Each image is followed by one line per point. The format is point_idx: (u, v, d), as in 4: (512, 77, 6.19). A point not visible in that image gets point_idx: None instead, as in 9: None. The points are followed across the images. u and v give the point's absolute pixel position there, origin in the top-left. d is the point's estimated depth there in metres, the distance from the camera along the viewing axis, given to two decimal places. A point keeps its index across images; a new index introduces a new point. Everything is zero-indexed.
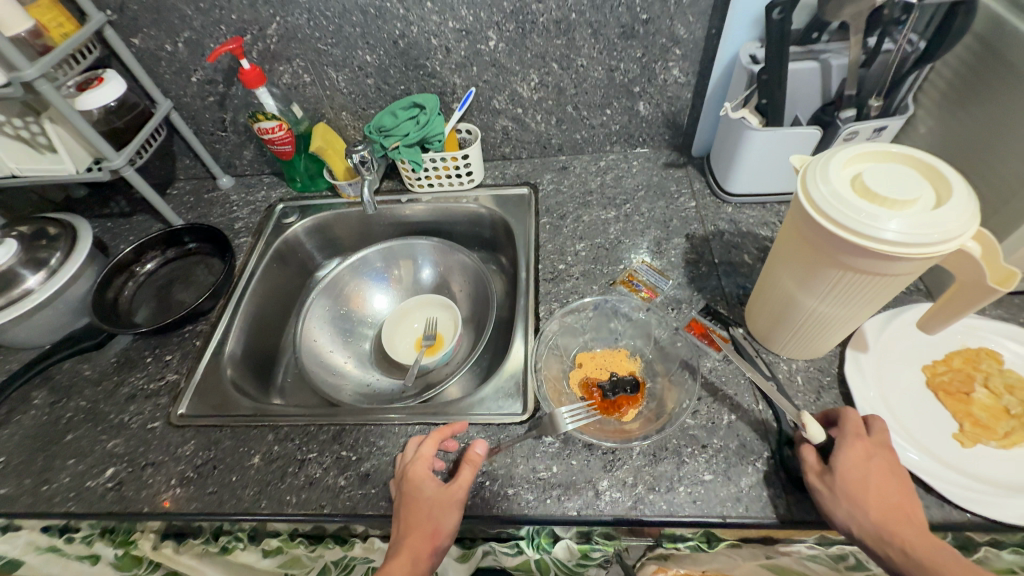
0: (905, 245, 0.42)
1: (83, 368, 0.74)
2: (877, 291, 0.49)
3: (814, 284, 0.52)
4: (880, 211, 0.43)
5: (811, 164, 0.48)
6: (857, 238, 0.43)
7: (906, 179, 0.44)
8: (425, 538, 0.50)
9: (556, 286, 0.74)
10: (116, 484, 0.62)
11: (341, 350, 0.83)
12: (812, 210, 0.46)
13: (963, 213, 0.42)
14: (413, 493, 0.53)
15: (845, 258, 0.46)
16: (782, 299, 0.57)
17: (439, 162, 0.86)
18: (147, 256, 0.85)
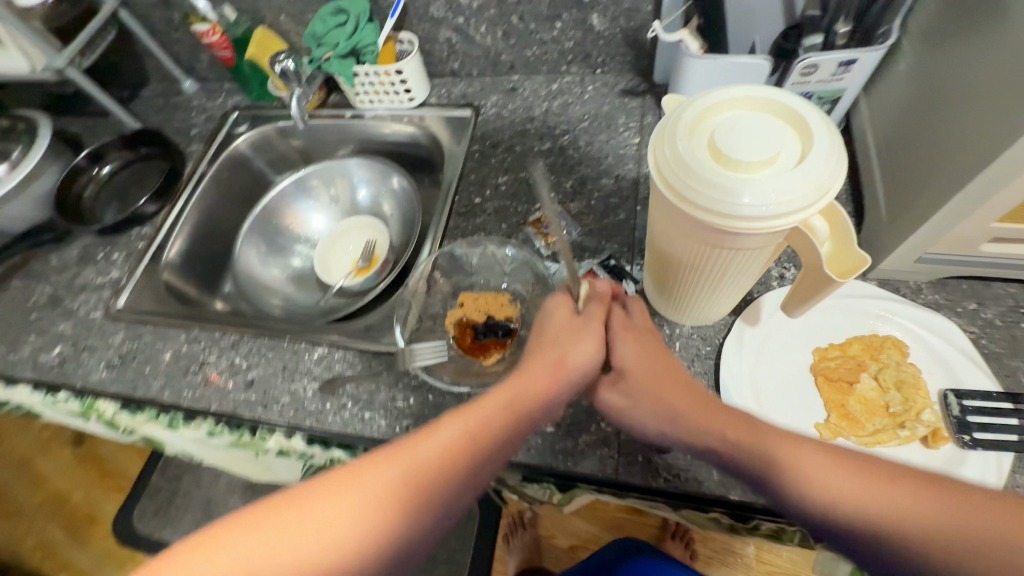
0: (754, 219, 0.36)
1: (50, 258, 0.83)
2: (736, 265, 0.44)
3: (675, 255, 0.47)
4: (732, 180, 0.36)
5: (664, 121, 0.40)
6: (711, 215, 0.37)
7: (764, 134, 0.37)
8: (551, 365, 0.47)
9: (466, 221, 0.72)
10: (60, 361, 0.72)
11: (278, 265, 0.87)
12: (662, 182, 0.39)
13: (824, 178, 0.35)
14: (549, 337, 0.50)
15: (696, 231, 0.40)
16: (652, 267, 0.53)
17: (374, 76, 0.81)
18: (108, 158, 0.89)
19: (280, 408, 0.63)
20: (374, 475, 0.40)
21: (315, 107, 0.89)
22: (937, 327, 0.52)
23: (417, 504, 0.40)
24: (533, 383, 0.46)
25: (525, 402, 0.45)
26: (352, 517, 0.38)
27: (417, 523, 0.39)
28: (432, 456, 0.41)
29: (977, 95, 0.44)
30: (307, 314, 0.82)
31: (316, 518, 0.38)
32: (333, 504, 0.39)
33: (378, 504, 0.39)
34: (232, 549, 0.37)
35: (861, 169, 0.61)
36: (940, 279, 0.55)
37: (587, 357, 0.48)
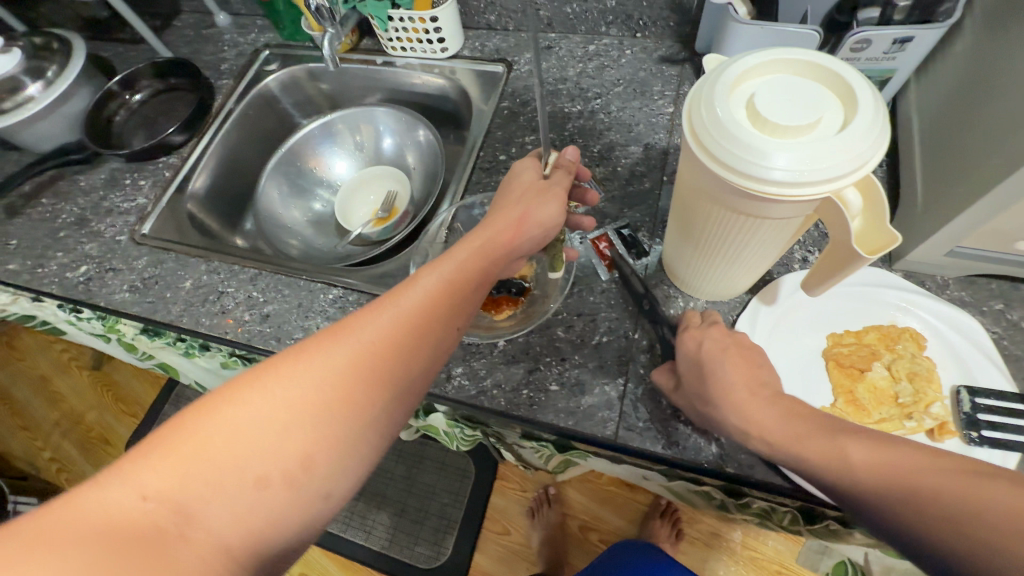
0: (788, 187, 0.35)
1: (79, 180, 0.85)
2: (759, 236, 0.43)
3: (698, 219, 0.46)
4: (767, 142, 0.35)
5: (704, 79, 0.39)
6: (741, 178, 0.36)
7: (805, 97, 0.36)
8: (514, 220, 0.49)
9: (489, 177, 0.71)
10: (85, 279, 0.74)
11: (298, 207, 0.87)
12: (695, 141, 0.38)
13: (864, 148, 0.34)
14: (513, 195, 0.51)
15: (723, 194, 0.40)
16: (675, 233, 0.52)
17: (408, 22, 0.79)
18: (138, 88, 0.91)
19: (292, 343, 0.64)
20: (363, 325, 0.41)
21: (346, 51, 0.88)
22: (957, 323, 0.51)
23: (410, 343, 0.41)
24: (500, 239, 0.48)
25: (491, 254, 0.47)
26: (353, 360, 0.39)
27: (414, 362, 0.41)
28: (415, 301, 0.43)
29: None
30: (324, 258, 0.83)
31: (319, 364, 0.39)
32: (330, 351, 0.39)
33: (374, 348, 0.40)
34: (232, 402, 0.36)
35: (902, 156, 0.59)
36: (969, 276, 0.54)
37: (551, 210, 0.50)
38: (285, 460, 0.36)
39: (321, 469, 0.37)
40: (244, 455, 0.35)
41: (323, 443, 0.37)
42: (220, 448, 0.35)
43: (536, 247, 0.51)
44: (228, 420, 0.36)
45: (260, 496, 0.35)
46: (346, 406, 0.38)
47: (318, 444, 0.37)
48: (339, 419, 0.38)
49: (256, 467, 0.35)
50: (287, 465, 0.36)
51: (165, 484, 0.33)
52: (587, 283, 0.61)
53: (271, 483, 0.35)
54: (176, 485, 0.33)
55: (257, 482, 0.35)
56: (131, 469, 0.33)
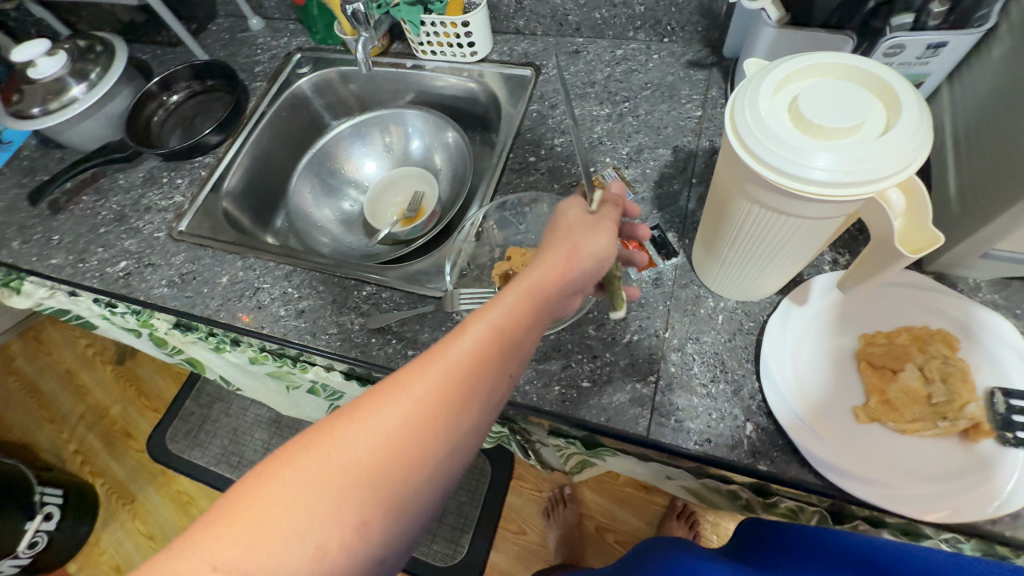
0: (831, 187, 0.36)
1: (118, 178, 0.87)
2: (797, 233, 0.44)
3: (734, 217, 0.47)
4: (808, 143, 0.36)
5: (743, 83, 0.40)
6: (782, 178, 0.36)
7: (847, 101, 0.37)
8: (566, 257, 0.45)
9: (519, 178, 0.73)
10: (125, 274, 0.77)
11: (327, 206, 0.89)
12: (736, 143, 0.39)
13: (909, 149, 0.35)
14: (561, 231, 0.47)
15: (763, 195, 0.40)
16: (710, 232, 0.53)
17: (440, 27, 0.81)
18: (175, 89, 0.93)
19: (328, 338, 0.66)
20: (417, 379, 0.38)
21: (377, 54, 0.90)
22: (991, 325, 0.51)
23: (459, 399, 0.39)
24: (552, 277, 0.43)
25: (546, 293, 0.43)
26: (404, 421, 0.37)
27: (463, 418, 0.39)
28: (469, 357, 0.39)
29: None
30: (354, 256, 0.85)
31: (367, 427, 0.37)
32: (381, 412, 0.37)
33: (428, 404, 0.38)
34: (290, 470, 0.35)
35: (935, 161, 0.59)
36: (1002, 279, 0.54)
37: (602, 244, 0.46)
38: (342, 528, 0.34)
39: (375, 536, 0.36)
40: (304, 525, 0.34)
41: (377, 507, 0.36)
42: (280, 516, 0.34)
43: (589, 281, 0.47)
44: (287, 488, 0.34)
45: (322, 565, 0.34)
46: (398, 469, 0.36)
47: (373, 510, 0.35)
48: (396, 483, 0.36)
49: (317, 536, 0.34)
50: (345, 534, 0.35)
51: (233, 556, 0.32)
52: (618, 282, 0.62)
53: (332, 552, 0.34)
54: (245, 558, 0.32)
55: (318, 552, 0.34)
56: (202, 540, 0.33)
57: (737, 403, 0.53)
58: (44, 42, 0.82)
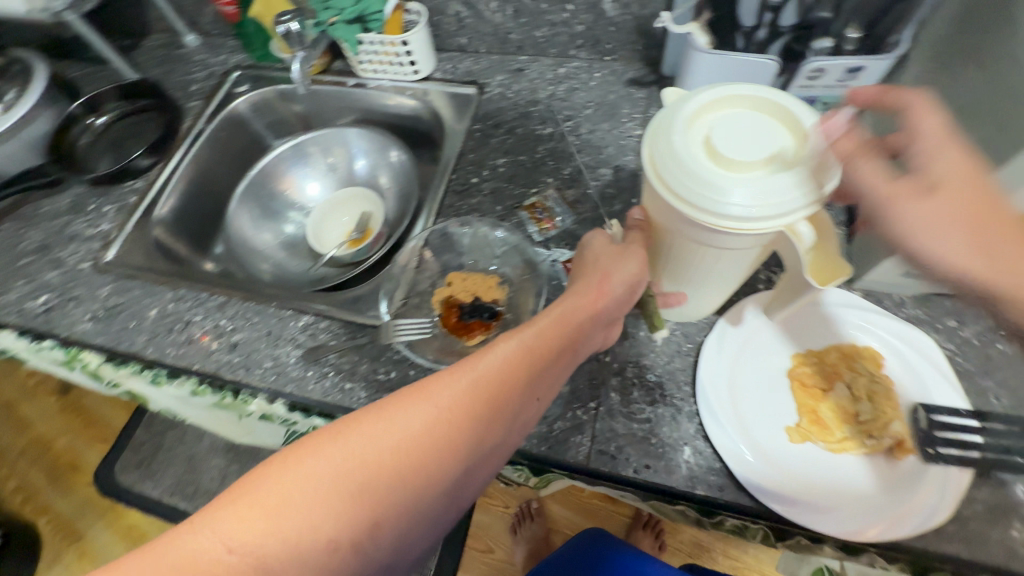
0: (747, 222, 0.36)
1: (40, 206, 0.82)
2: (724, 262, 0.44)
3: (663, 246, 0.47)
4: (723, 178, 0.36)
5: (658, 118, 0.40)
6: (701, 214, 0.37)
7: (757, 135, 0.38)
8: (597, 285, 0.45)
9: (461, 200, 0.71)
10: (45, 309, 0.72)
11: (269, 230, 0.86)
12: (656, 178, 0.39)
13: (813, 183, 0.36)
14: (594, 265, 0.48)
15: (685, 228, 0.40)
16: (646, 258, 0.53)
17: (379, 46, 0.79)
18: (103, 110, 0.89)
19: (262, 372, 0.63)
20: (444, 388, 0.37)
21: (317, 73, 0.88)
22: (912, 339, 0.52)
23: (485, 415, 0.37)
24: (584, 305, 0.44)
25: (575, 321, 0.43)
26: (428, 426, 0.36)
27: (487, 431, 0.37)
28: (499, 370, 0.39)
29: (993, 102, 0.43)
30: (297, 281, 0.82)
31: (391, 429, 0.35)
32: (406, 415, 0.36)
33: (452, 415, 0.36)
34: (310, 460, 0.34)
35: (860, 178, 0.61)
36: (925, 294, 0.56)
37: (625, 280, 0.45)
38: (353, 527, 0.33)
39: (384, 539, 0.34)
40: (316, 520, 0.32)
41: (390, 510, 0.34)
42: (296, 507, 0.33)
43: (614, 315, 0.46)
44: (307, 477, 0.33)
45: (329, 563, 0.33)
46: (417, 475, 0.35)
47: (386, 512, 0.34)
48: (415, 493, 0.35)
49: (325, 536, 0.33)
50: (355, 534, 0.33)
51: (248, 537, 0.31)
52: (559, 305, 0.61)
53: (342, 548, 0.33)
54: (257, 539, 0.32)
55: (328, 546, 0.33)
56: (217, 517, 0.32)
57: (676, 427, 0.53)
58: None
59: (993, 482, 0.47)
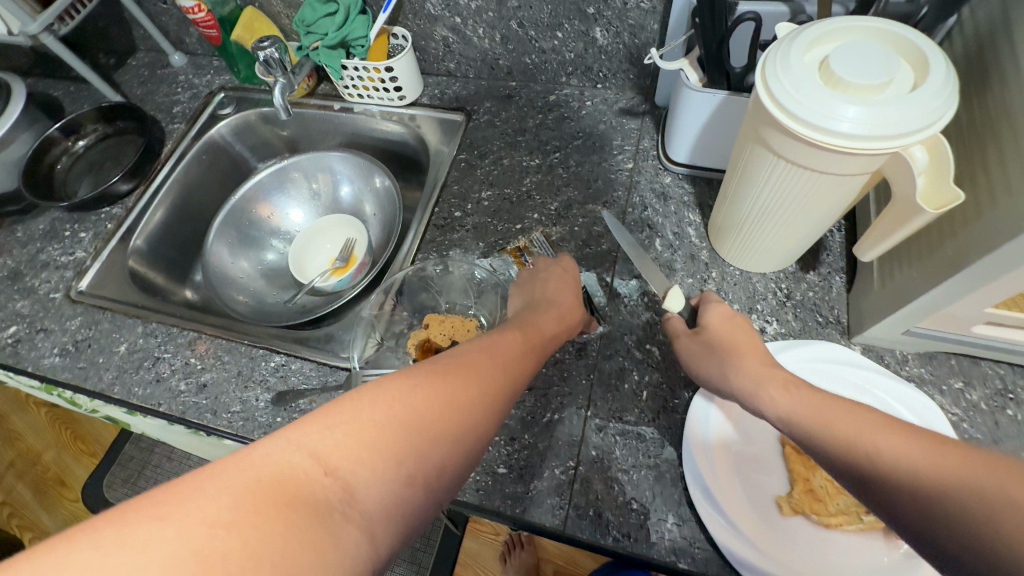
0: (855, 137, 0.36)
1: (16, 231, 0.80)
2: (820, 194, 0.44)
3: (755, 174, 0.47)
4: (836, 96, 0.36)
5: (772, 48, 0.40)
6: (809, 131, 0.37)
7: (878, 58, 0.37)
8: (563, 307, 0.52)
9: (443, 235, 0.68)
10: (13, 341, 0.70)
11: (248, 258, 0.84)
12: (767, 101, 0.39)
13: (935, 105, 0.35)
14: (545, 291, 0.54)
15: (782, 142, 0.41)
16: (728, 197, 0.53)
17: (363, 72, 0.76)
18: (83, 133, 0.87)
19: (230, 417, 0.60)
20: (477, 356, 0.38)
21: (302, 96, 0.86)
22: (915, 403, 0.49)
23: (512, 384, 0.38)
24: (552, 321, 0.49)
25: (549, 329, 0.48)
26: (481, 385, 0.36)
27: (515, 389, 0.39)
28: (517, 349, 0.41)
29: (976, 167, 0.41)
30: (276, 313, 0.79)
31: (447, 372, 0.34)
32: (459, 372, 0.35)
33: (488, 377, 0.36)
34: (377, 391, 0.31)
35: (860, 223, 0.58)
36: (928, 351, 0.52)
37: (571, 305, 0.53)
38: (425, 457, 0.30)
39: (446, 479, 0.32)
40: (393, 442, 0.29)
41: (453, 452, 0.32)
42: (375, 423, 0.29)
43: (716, 350, 0.46)
44: (381, 403, 0.30)
45: (407, 493, 0.29)
46: (470, 423, 0.33)
47: (454, 455, 0.32)
48: (469, 433, 0.33)
49: (403, 454, 0.29)
50: (427, 464, 0.30)
51: (336, 453, 0.28)
52: None
53: (416, 482, 0.30)
54: (345, 453, 0.28)
55: (400, 480, 0.29)
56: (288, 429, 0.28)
57: (659, 492, 0.50)
58: None
59: None
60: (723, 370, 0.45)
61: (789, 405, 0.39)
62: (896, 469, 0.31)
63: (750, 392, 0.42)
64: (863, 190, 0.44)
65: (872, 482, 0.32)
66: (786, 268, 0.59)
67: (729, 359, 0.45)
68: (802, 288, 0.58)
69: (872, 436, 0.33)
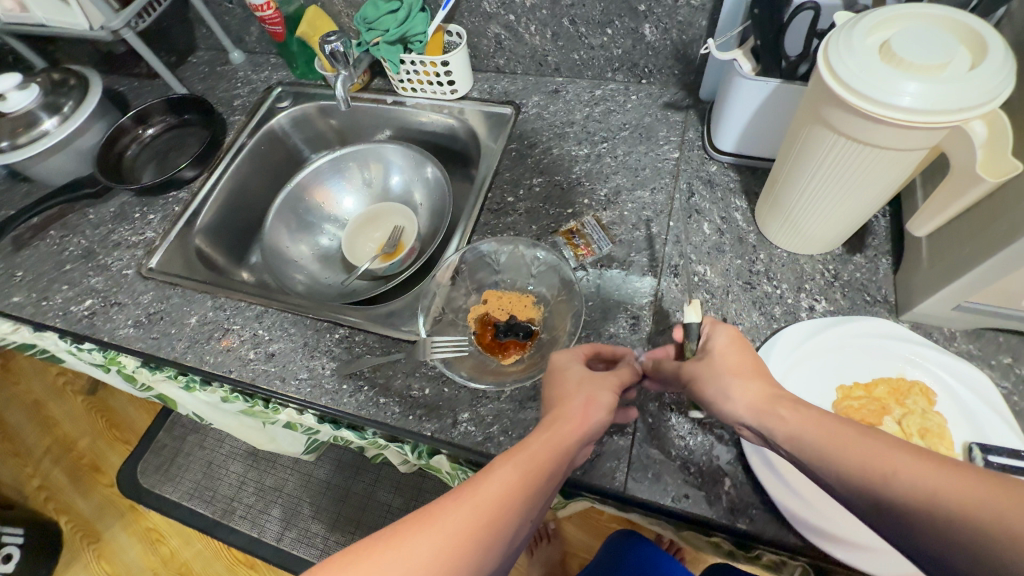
0: (916, 112, 0.39)
1: (88, 213, 0.85)
2: (876, 170, 0.47)
3: (812, 152, 0.49)
4: (899, 74, 0.39)
5: (835, 32, 0.43)
6: (871, 107, 0.40)
7: (939, 40, 0.40)
8: (578, 406, 0.46)
9: (497, 218, 0.72)
10: (89, 313, 0.74)
11: (303, 242, 0.88)
12: (830, 81, 0.42)
13: (993, 83, 0.38)
14: (559, 393, 0.48)
15: (844, 120, 0.44)
16: (782, 177, 0.56)
17: (420, 65, 0.81)
18: (151, 122, 0.93)
19: (297, 383, 0.63)
20: (447, 514, 0.39)
21: (357, 90, 0.90)
22: (967, 376, 0.51)
23: (486, 538, 0.38)
24: (566, 430, 0.44)
25: (566, 443, 0.43)
26: (445, 547, 0.37)
27: (496, 543, 0.38)
28: (498, 494, 0.40)
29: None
30: (330, 294, 0.83)
31: (406, 550, 0.37)
32: (422, 538, 0.38)
33: (451, 546, 0.37)
34: (399, 541, 0.38)
35: (906, 207, 0.60)
36: (976, 328, 0.54)
37: (582, 401, 0.46)
38: None
39: None
40: None
41: None
42: None
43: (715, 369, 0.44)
44: None
45: None
46: None
47: None
48: None
49: None
50: None
51: None
52: (594, 327, 0.61)
53: None
54: None
55: None
56: None
57: (716, 456, 0.52)
58: (15, 75, 0.80)
59: None
60: (724, 390, 0.42)
61: (798, 422, 0.38)
62: (916, 494, 0.32)
63: (757, 412, 0.40)
64: (917, 167, 0.47)
65: (891, 510, 0.33)
66: (832, 251, 0.61)
67: (729, 375, 0.43)
68: (849, 269, 0.60)
69: (880, 459, 0.34)
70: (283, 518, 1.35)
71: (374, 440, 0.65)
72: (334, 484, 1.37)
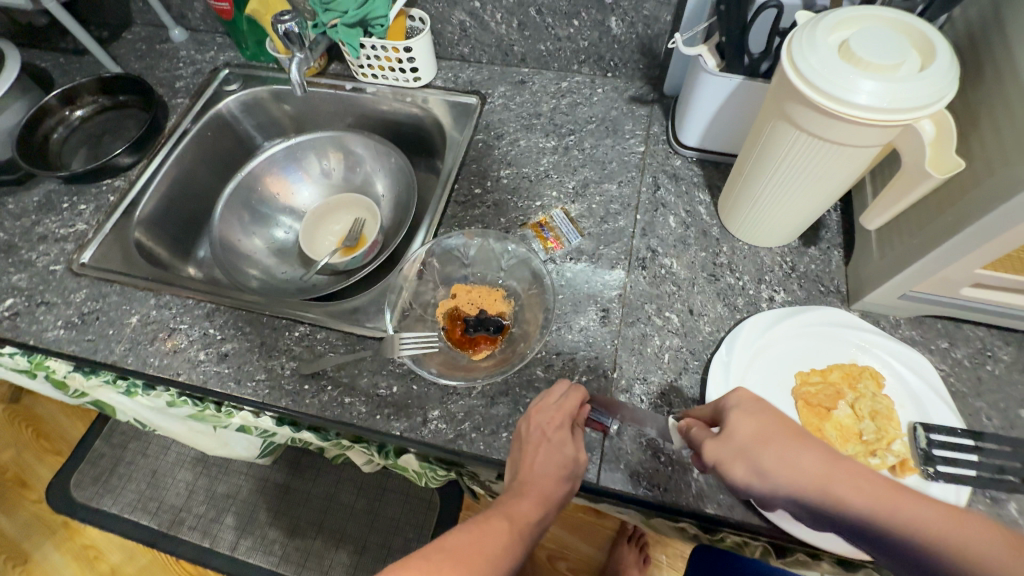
0: (872, 110, 0.41)
1: (7, 203, 0.76)
2: (833, 164, 0.48)
3: (775, 147, 0.51)
4: (858, 73, 0.41)
5: (799, 30, 0.44)
6: (830, 104, 0.42)
7: (894, 41, 0.41)
8: (566, 483, 0.48)
9: (464, 211, 0.70)
10: (11, 314, 0.67)
11: (255, 236, 0.83)
12: (794, 80, 0.43)
13: (941, 83, 0.40)
14: (549, 461, 0.48)
15: (806, 118, 0.45)
16: (746, 172, 0.57)
17: (381, 51, 0.77)
18: (80, 103, 0.84)
19: (254, 385, 0.60)
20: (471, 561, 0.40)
21: (314, 75, 0.86)
22: (911, 361, 0.54)
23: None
24: (556, 503, 0.47)
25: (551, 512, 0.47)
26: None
27: None
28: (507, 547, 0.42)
29: (970, 148, 0.47)
30: (287, 289, 0.79)
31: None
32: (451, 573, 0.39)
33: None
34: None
35: (857, 201, 0.63)
36: (918, 316, 0.58)
37: (568, 481, 0.48)
38: None
39: None
40: None
41: None
42: None
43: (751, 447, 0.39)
44: None
45: None
46: None
47: None
48: None
49: None
50: None
51: None
52: (564, 320, 0.60)
53: None
54: None
55: None
56: None
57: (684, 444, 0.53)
58: None
59: (987, 500, 0.49)
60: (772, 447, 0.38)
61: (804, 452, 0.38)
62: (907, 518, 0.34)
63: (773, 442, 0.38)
64: (872, 162, 0.49)
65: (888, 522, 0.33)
66: (789, 244, 0.64)
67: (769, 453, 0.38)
68: (805, 260, 0.63)
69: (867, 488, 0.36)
70: (237, 526, 1.28)
71: (337, 441, 0.62)
72: (293, 486, 1.31)
